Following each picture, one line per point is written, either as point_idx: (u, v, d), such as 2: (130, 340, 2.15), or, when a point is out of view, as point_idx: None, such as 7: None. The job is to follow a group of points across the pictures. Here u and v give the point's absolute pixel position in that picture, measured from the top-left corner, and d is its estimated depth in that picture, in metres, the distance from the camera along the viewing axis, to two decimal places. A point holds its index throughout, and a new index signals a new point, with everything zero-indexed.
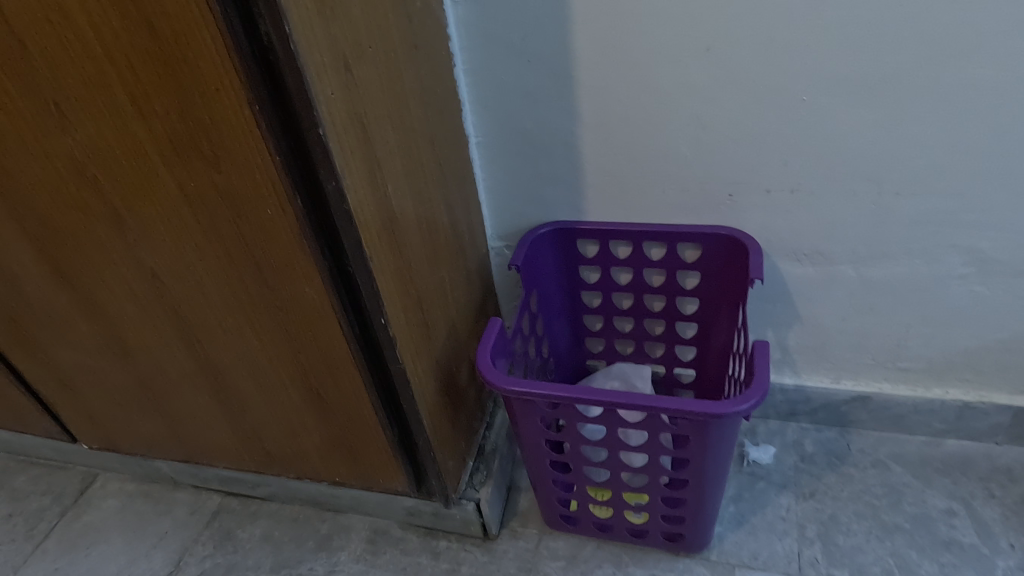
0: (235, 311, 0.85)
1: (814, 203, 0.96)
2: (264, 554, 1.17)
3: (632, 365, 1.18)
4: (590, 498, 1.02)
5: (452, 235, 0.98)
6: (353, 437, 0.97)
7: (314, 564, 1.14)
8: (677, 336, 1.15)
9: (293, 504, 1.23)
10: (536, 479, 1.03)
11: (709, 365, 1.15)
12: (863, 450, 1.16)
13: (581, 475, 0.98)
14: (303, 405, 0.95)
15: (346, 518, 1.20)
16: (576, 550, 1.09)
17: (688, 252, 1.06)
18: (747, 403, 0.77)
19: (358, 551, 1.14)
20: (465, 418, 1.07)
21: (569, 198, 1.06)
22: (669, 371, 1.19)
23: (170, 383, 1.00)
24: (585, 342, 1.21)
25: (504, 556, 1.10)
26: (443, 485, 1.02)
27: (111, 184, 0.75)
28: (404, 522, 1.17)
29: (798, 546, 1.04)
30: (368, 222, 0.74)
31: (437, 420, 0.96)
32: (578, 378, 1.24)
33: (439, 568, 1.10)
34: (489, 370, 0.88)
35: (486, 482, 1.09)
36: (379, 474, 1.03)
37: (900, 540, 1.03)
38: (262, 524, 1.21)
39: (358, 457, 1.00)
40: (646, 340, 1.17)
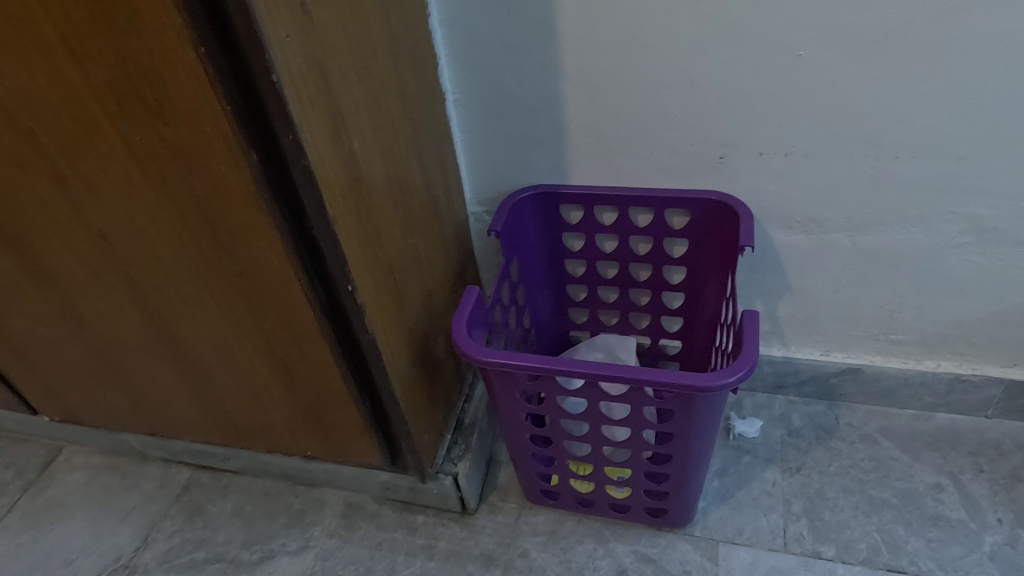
0: (192, 277, 0.79)
1: (809, 167, 0.91)
2: (234, 530, 1.13)
3: (616, 336, 1.14)
4: (571, 473, 0.98)
5: (427, 198, 0.93)
6: (324, 410, 0.93)
7: (286, 540, 1.10)
8: (663, 306, 1.11)
9: (265, 478, 1.19)
10: (515, 453, 0.99)
11: (696, 336, 1.11)
12: (852, 424, 1.13)
13: (561, 449, 0.94)
14: (269, 377, 0.90)
15: (320, 492, 1.16)
16: (556, 525, 1.06)
17: (676, 219, 1.01)
18: (734, 375, 0.73)
19: (332, 526, 1.11)
20: (442, 391, 1.03)
21: (552, 160, 1.00)
22: (655, 343, 1.15)
23: (129, 353, 0.95)
24: (568, 312, 1.17)
25: (482, 531, 1.07)
26: (419, 460, 0.98)
27: (49, 137, 0.68)
28: (380, 496, 1.13)
29: (783, 522, 1.02)
30: (331, 181, 0.68)
31: (411, 394, 0.92)
32: (561, 350, 1.20)
33: (416, 543, 1.07)
34: (465, 341, 0.83)
35: (464, 456, 1.06)
36: (352, 448, 0.99)
37: (887, 515, 1.01)
38: (233, 499, 1.17)
39: (330, 431, 0.96)
40: (631, 311, 1.13)
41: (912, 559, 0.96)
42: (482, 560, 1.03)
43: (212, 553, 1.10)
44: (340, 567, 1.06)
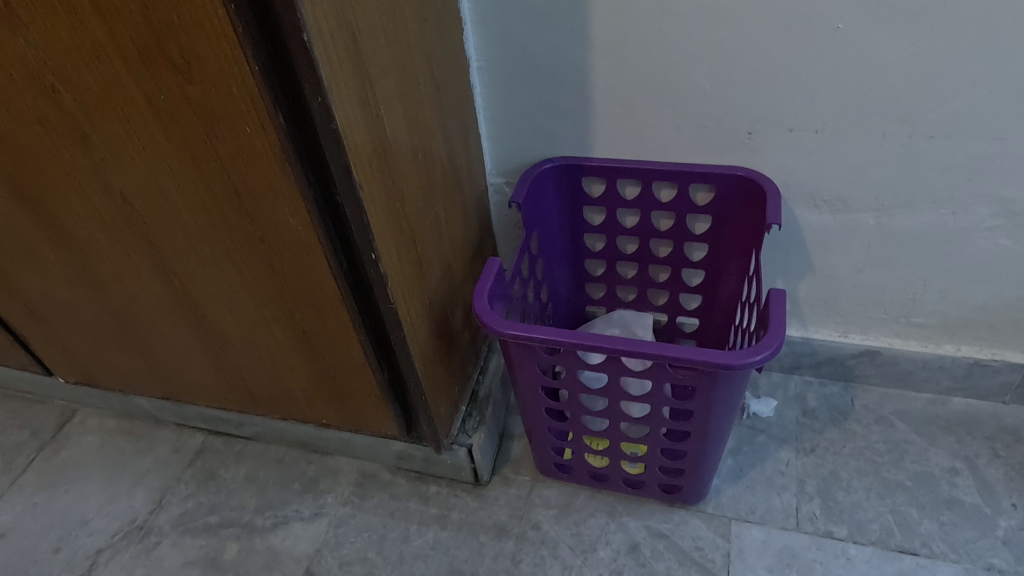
0: (213, 241, 0.78)
1: (840, 145, 0.90)
2: (248, 495, 1.14)
3: (634, 313, 1.13)
4: (586, 448, 0.98)
5: (449, 168, 0.91)
6: (340, 378, 0.92)
7: (299, 506, 1.11)
8: (682, 283, 1.09)
9: (279, 445, 1.20)
10: (531, 427, 0.99)
11: (714, 314, 1.10)
12: (867, 407, 1.13)
13: (578, 424, 0.94)
14: (287, 344, 0.90)
15: (333, 460, 1.16)
16: (569, 499, 1.06)
17: (700, 194, 1.00)
18: (761, 354, 0.72)
19: (345, 495, 1.12)
20: (458, 363, 1.03)
21: (576, 132, 0.98)
22: (672, 320, 1.14)
23: (146, 317, 0.95)
24: (585, 288, 1.16)
25: (495, 503, 1.07)
26: (434, 430, 0.98)
27: (71, 94, 0.67)
28: (393, 466, 1.13)
29: (796, 502, 1.02)
30: (358, 146, 0.67)
31: (429, 365, 0.92)
32: (576, 325, 1.20)
33: (428, 513, 1.07)
34: (486, 313, 0.82)
35: (479, 428, 1.06)
36: (367, 417, 0.98)
37: (901, 497, 1.01)
38: (247, 464, 1.18)
39: (346, 399, 0.96)
40: (649, 287, 1.12)
41: (925, 541, 0.96)
42: (495, 531, 1.04)
43: (226, 517, 1.11)
44: (353, 534, 1.06)
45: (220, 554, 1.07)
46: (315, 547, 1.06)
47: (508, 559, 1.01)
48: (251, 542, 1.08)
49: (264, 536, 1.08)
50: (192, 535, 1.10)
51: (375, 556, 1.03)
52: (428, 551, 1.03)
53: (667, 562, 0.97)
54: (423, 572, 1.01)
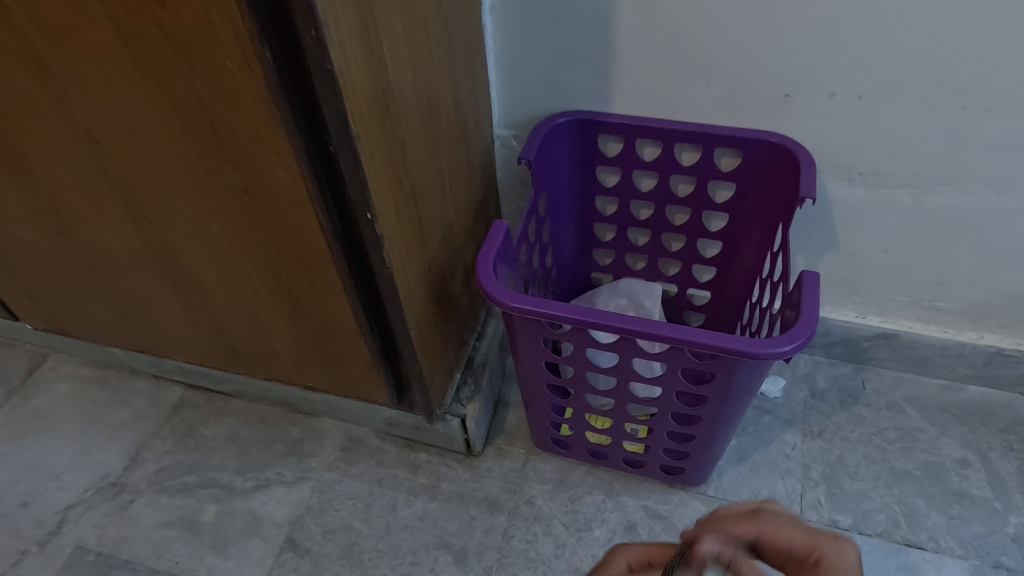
0: (190, 189, 0.70)
1: (884, 114, 0.82)
2: (229, 455, 1.08)
3: (642, 282, 1.07)
4: (588, 425, 0.93)
5: (455, 118, 0.83)
6: (329, 341, 0.86)
7: (282, 469, 1.06)
8: (697, 255, 1.03)
9: (262, 403, 1.14)
10: (530, 401, 0.93)
11: (728, 289, 1.04)
12: (878, 391, 1.08)
13: (581, 402, 0.88)
14: (272, 304, 0.83)
15: (319, 422, 1.11)
16: (565, 474, 1.02)
17: (725, 160, 0.92)
18: (791, 344, 0.66)
19: (330, 459, 1.07)
20: (455, 330, 0.96)
21: (595, 85, 0.90)
22: (682, 292, 1.08)
23: (119, 266, 0.87)
24: (592, 253, 1.09)
25: (488, 475, 1.03)
26: (427, 400, 0.92)
27: (26, 13, 0.58)
28: (381, 431, 1.08)
29: (800, 487, 0.98)
30: (356, 91, 0.59)
31: (425, 333, 0.85)
32: (580, 291, 1.13)
33: (417, 482, 1.03)
34: (490, 283, 0.75)
35: (473, 398, 1.00)
36: (356, 383, 0.92)
37: (909, 488, 0.97)
38: (227, 422, 1.12)
39: (334, 363, 0.90)
40: (661, 257, 1.06)
41: (931, 534, 0.93)
42: (486, 504, 1.00)
43: (205, 478, 1.06)
44: (338, 501, 1.02)
45: (197, 516, 1.02)
46: (297, 513, 1.01)
47: (499, 535, 0.97)
48: (230, 504, 1.03)
49: (244, 499, 1.03)
50: (168, 495, 1.05)
51: (360, 526, 0.99)
52: (416, 522, 0.99)
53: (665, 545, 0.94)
54: (410, 544, 0.97)
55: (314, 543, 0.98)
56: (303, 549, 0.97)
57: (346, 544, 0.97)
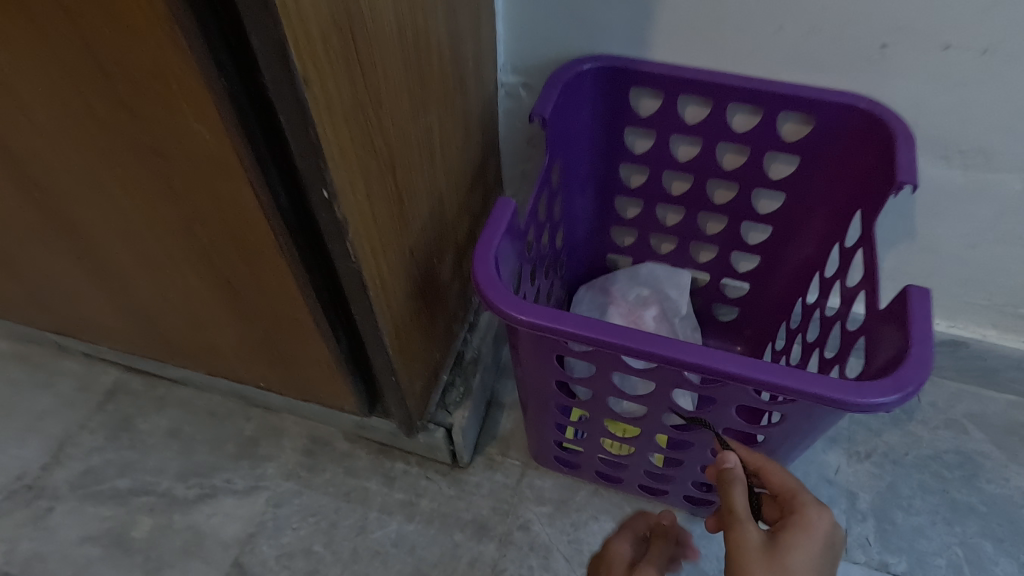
0: (79, 143, 0.50)
1: (1008, 77, 0.63)
2: (169, 455, 0.91)
3: (668, 269, 0.90)
4: (601, 449, 0.76)
5: (450, 58, 0.63)
6: (281, 341, 0.67)
7: (232, 476, 0.89)
8: (739, 240, 0.85)
9: (212, 393, 0.97)
10: (532, 417, 0.76)
11: (773, 283, 0.86)
12: (936, 405, 0.93)
13: (596, 425, 0.71)
14: (206, 294, 0.64)
15: (278, 419, 0.94)
16: (567, 495, 0.86)
17: (789, 127, 0.73)
18: (897, 393, 0.48)
19: (289, 466, 0.90)
20: (443, 324, 0.78)
21: (630, 22, 0.70)
22: (714, 283, 0.91)
23: (10, 234, 0.67)
24: (610, 231, 0.91)
25: (476, 493, 0.87)
26: (406, 412, 0.75)
27: None
28: (352, 434, 0.91)
29: (845, 521, 0.83)
30: (303, 12, 0.39)
31: (405, 336, 0.67)
32: (592, 275, 0.96)
33: (392, 498, 0.86)
34: (491, 286, 0.56)
35: (462, 403, 0.83)
36: (318, 387, 0.75)
37: (973, 526, 0.83)
38: (169, 415, 0.95)
39: (289, 364, 0.72)
40: (693, 239, 0.88)
41: None
42: (473, 529, 0.84)
43: (139, 483, 0.89)
44: (297, 519, 0.85)
45: (128, 530, 0.86)
46: (248, 531, 0.85)
47: (488, 567, 0.81)
48: (168, 517, 0.86)
49: (185, 511, 0.87)
50: (94, 503, 0.88)
51: (322, 550, 0.83)
52: (389, 548, 0.83)
53: None
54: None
55: (266, 570, 0.82)
56: None
57: (305, 573, 0.82)
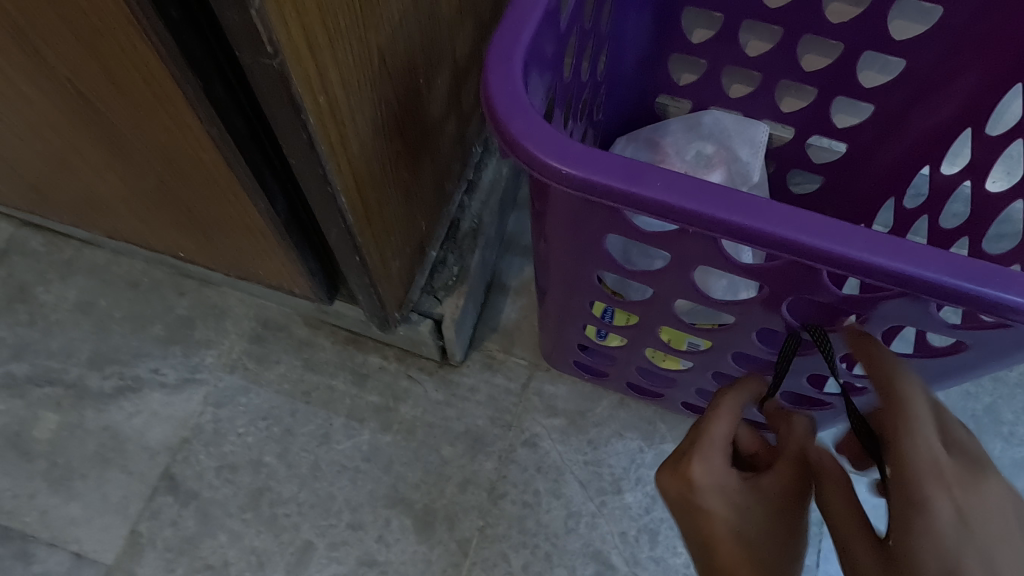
0: None
1: None
2: (78, 337, 0.71)
3: (741, 119, 0.67)
4: (641, 360, 0.57)
5: None
6: (187, 194, 0.45)
7: (160, 365, 0.70)
8: (848, 80, 0.61)
9: (133, 257, 0.75)
10: (553, 315, 0.56)
11: (883, 145, 0.63)
12: None
13: (642, 333, 0.51)
14: (58, 117, 0.41)
15: (218, 295, 0.73)
16: (585, 405, 0.68)
17: None
18: None
19: (233, 355, 0.70)
20: (432, 179, 0.56)
21: None
22: (799, 140, 0.68)
23: None
24: (668, 62, 0.66)
25: (470, 398, 0.68)
26: (377, 301, 0.55)
27: None
28: (314, 319, 0.71)
29: None
30: None
31: (376, 196, 0.45)
32: (633, 123, 0.72)
33: (363, 402, 0.68)
34: (519, 115, 0.34)
35: (454, 290, 0.63)
36: (254, 262, 0.54)
37: None
38: (78, 285, 0.74)
39: (207, 228, 0.50)
40: (782, 77, 0.64)
41: None
42: (466, 444, 0.66)
43: (41, 370, 0.70)
44: (242, 423, 0.67)
45: (28, 429, 0.67)
46: (180, 436, 0.67)
47: (483, 492, 0.65)
48: (79, 415, 0.68)
49: (99, 408, 0.68)
50: None
51: (274, 463, 0.66)
52: (359, 463, 0.66)
53: None
54: (349, 497, 0.64)
55: (203, 485, 0.65)
56: (187, 493, 0.65)
57: (251, 491, 0.65)
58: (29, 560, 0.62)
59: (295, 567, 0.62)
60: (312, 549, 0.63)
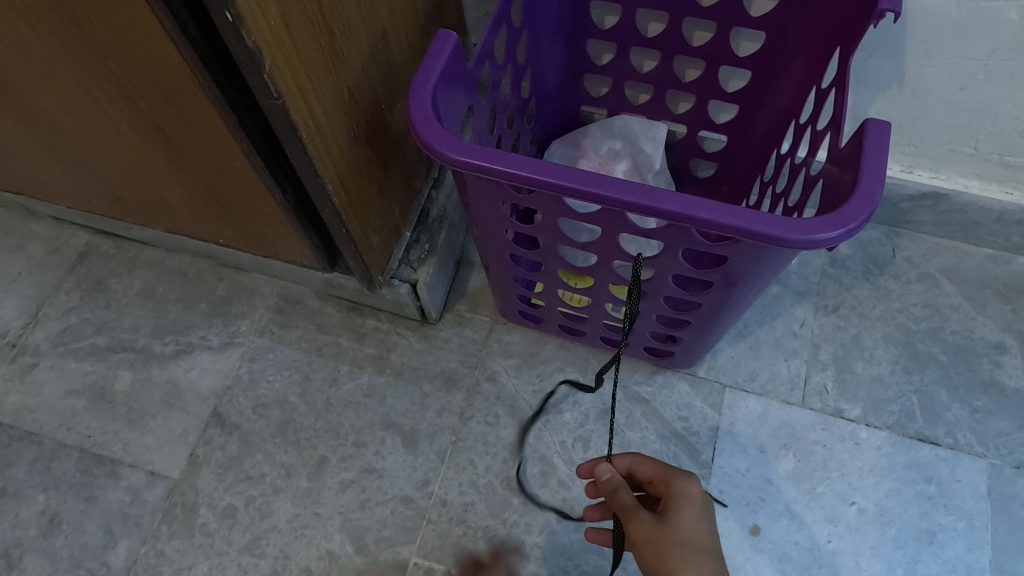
0: None
1: None
2: (144, 314, 0.93)
3: (644, 121, 0.85)
4: (561, 303, 0.76)
5: None
6: (227, 192, 0.66)
7: (207, 333, 0.91)
8: (716, 86, 0.80)
9: (182, 254, 0.96)
10: (493, 272, 0.75)
11: (750, 134, 0.82)
12: (910, 260, 0.91)
13: (552, 277, 0.70)
14: (142, 144, 0.62)
15: (248, 278, 0.94)
16: (534, 348, 0.87)
17: None
18: (841, 229, 0.46)
19: (262, 323, 0.91)
20: (400, 177, 0.76)
21: None
22: (692, 135, 0.87)
23: None
24: (583, 80, 0.86)
25: (444, 347, 0.88)
26: (363, 266, 0.74)
27: None
28: (323, 292, 0.92)
29: (805, 371, 0.85)
30: None
31: (353, 185, 0.65)
32: (565, 128, 0.92)
33: (363, 353, 0.88)
34: (425, 124, 0.53)
35: (425, 261, 0.83)
36: (274, 242, 0.74)
37: (931, 374, 0.84)
38: (142, 276, 0.95)
39: (241, 217, 0.70)
40: (669, 88, 0.83)
41: (949, 430, 0.81)
42: (442, 381, 0.86)
43: (118, 340, 0.91)
44: (270, 372, 0.88)
45: (109, 384, 0.89)
46: (224, 384, 0.88)
47: (455, 415, 0.84)
48: (148, 372, 0.89)
49: (163, 366, 0.89)
50: (76, 358, 0.90)
51: (296, 401, 0.86)
52: (361, 398, 0.86)
53: (643, 432, 0.82)
54: (353, 423, 0.84)
55: (243, 419, 0.85)
56: (231, 425, 0.85)
57: (280, 422, 0.85)
58: (117, 478, 0.83)
59: (314, 475, 0.82)
60: (326, 462, 0.82)
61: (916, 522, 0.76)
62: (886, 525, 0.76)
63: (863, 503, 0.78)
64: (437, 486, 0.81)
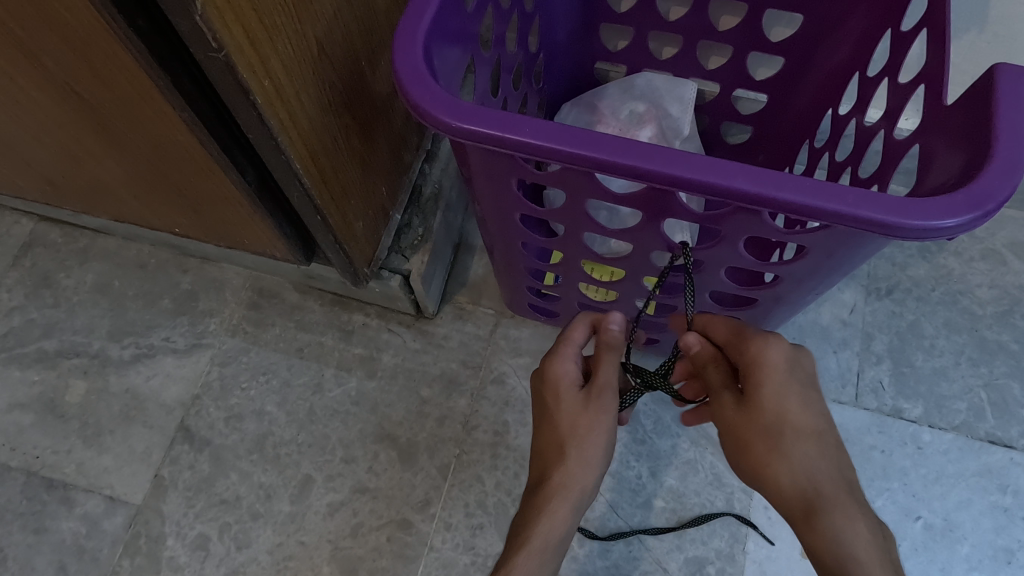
0: None
1: None
2: (98, 313, 0.81)
3: (671, 79, 0.72)
4: (581, 296, 0.65)
5: None
6: (175, 174, 0.54)
7: (170, 334, 0.79)
8: (759, 36, 0.68)
9: (140, 242, 0.84)
10: (501, 262, 0.64)
11: (796, 92, 0.70)
12: (972, 234, 0.79)
13: (572, 269, 0.59)
14: (64, 116, 0.50)
15: (217, 270, 0.82)
16: (547, 345, 0.76)
17: None
18: (975, 212, 0.35)
19: (233, 321, 0.80)
20: (386, 150, 0.64)
21: None
22: (726, 95, 0.74)
23: None
24: (599, 31, 0.73)
25: (444, 346, 0.77)
26: (346, 259, 0.63)
27: None
28: (303, 285, 0.80)
29: (856, 364, 0.74)
30: None
31: (329, 163, 0.53)
32: (576, 87, 0.79)
33: (349, 354, 0.77)
34: (417, 82, 0.41)
35: (419, 248, 0.71)
36: (239, 232, 0.62)
37: (1002, 366, 0.73)
38: (95, 269, 0.83)
39: (197, 203, 0.59)
40: (702, 39, 0.71)
41: None
42: (442, 384, 0.75)
43: (68, 344, 0.80)
44: (245, 378, 0.77)
45: (60, 396, 0.77)
46: (192, 394, 0.76)
47: (459, 425, 0.73)
48: (104, 380, 0.78)
49: (121, 373, 0.78)
50: (20, 366, 0.79)
51: (275, 411, 0.75)
52: (349, 407, 0.75)
53: (674, 440, 0.72)
54: (341, 436, 0.73)
55: (214, 433, 0.74)
56: (201, 441, 0.74)
57: (257, 436, 0.74)
58: (71, 505, 0.72)
59: (298, 497, 0.71)
60: (311, 482, 0.72)
61: (990, 538, 0.67)
62: (956, 543, 0.67)
63: (930, 517, 0.68)
64: (440, 508, 0.70)
